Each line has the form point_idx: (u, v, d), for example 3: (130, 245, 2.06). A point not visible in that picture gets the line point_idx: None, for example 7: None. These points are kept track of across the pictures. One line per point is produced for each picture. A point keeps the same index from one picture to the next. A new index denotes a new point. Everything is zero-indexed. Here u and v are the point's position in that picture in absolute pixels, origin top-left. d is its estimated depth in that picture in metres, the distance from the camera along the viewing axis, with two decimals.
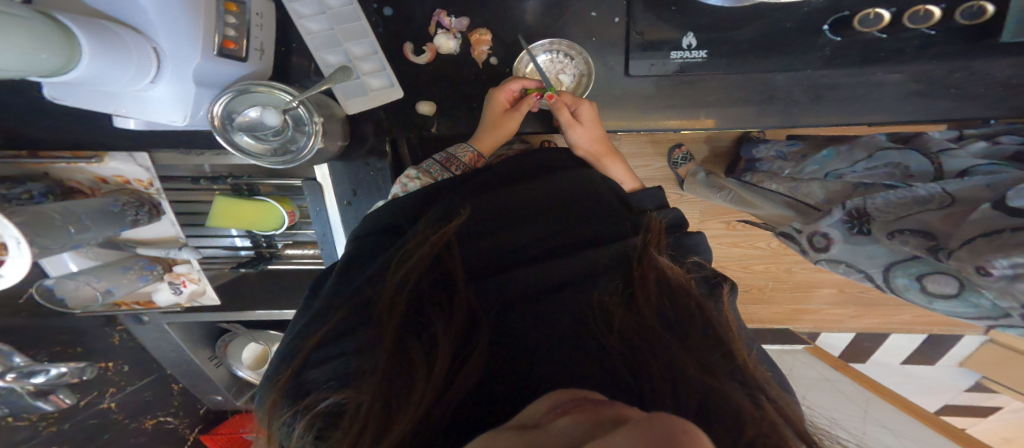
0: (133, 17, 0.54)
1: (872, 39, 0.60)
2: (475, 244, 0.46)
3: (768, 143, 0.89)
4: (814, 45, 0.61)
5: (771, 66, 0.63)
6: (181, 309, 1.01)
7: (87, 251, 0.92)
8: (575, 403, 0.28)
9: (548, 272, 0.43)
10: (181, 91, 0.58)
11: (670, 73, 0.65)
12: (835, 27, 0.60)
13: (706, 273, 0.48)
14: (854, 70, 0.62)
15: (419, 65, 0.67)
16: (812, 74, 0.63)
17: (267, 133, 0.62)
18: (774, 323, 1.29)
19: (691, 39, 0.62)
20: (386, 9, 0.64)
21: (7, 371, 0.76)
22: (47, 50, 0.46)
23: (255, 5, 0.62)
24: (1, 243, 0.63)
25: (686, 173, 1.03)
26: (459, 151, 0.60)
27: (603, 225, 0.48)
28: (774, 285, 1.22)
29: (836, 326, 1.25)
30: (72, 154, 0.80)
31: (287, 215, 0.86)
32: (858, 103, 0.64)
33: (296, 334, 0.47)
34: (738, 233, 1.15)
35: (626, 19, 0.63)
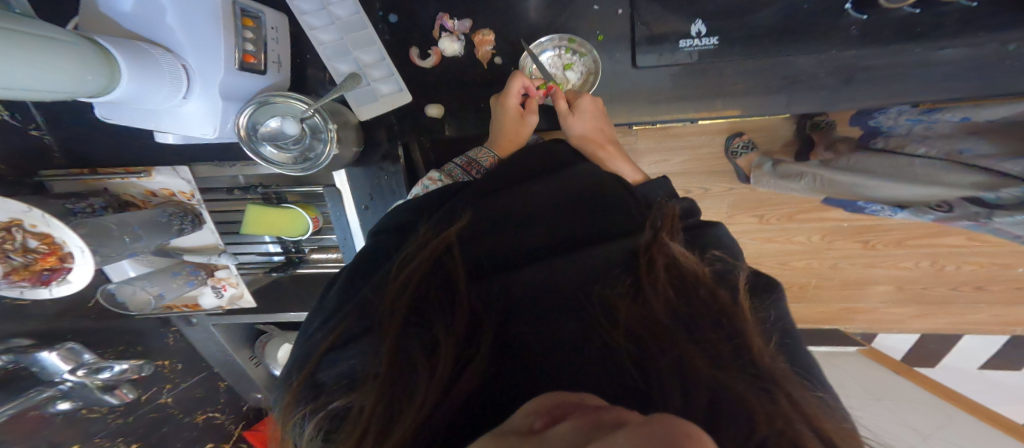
0: (162, 36, 0.57)
1: (904, 14, 0.54)
2: (477, 245, 0.46)
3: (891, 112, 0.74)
4: (837, 26, 0.56)
5: (793, 49, 0.58)
6: (223, 311, 1.06)
7: (143, 258, 0.98)
8: (573, 404, 0.27)
9: (551, 271, 0.41)
10: (210, 105, 0.61)
11: (683, 62, 0.61)
12: (859, 6, 0.54)
13: (723, 265, 0.44)
14: (886, 51, 0.57)
15: (425, 69, 0.67)
16: (843, 55, 0.58)
17: (287, 142, 0.65)
18: (820, 323, 1.20)
19: (700, 26, 0.58)
20: (391, 16, 0.65)
21: (79, 367, 0.85)
22: (92, 71, 0.50)
23: (270, 19, 0.65)
24: (64, 251, 0.68)
25: (749, 164, 0.95)
26: (480, 156, 0.61)
27: (609, 220, 0.47)
28: (816, 283, 1.14)
29: (896, 327, 1.14)
30: (126, 169, 0.87)
31: (312, 222, 0.89)
32: (894, 83, 0.58)
33: (310, 339, 0.48)
34: (773, 227, 1.08)
35: (631, 11, 0.60)
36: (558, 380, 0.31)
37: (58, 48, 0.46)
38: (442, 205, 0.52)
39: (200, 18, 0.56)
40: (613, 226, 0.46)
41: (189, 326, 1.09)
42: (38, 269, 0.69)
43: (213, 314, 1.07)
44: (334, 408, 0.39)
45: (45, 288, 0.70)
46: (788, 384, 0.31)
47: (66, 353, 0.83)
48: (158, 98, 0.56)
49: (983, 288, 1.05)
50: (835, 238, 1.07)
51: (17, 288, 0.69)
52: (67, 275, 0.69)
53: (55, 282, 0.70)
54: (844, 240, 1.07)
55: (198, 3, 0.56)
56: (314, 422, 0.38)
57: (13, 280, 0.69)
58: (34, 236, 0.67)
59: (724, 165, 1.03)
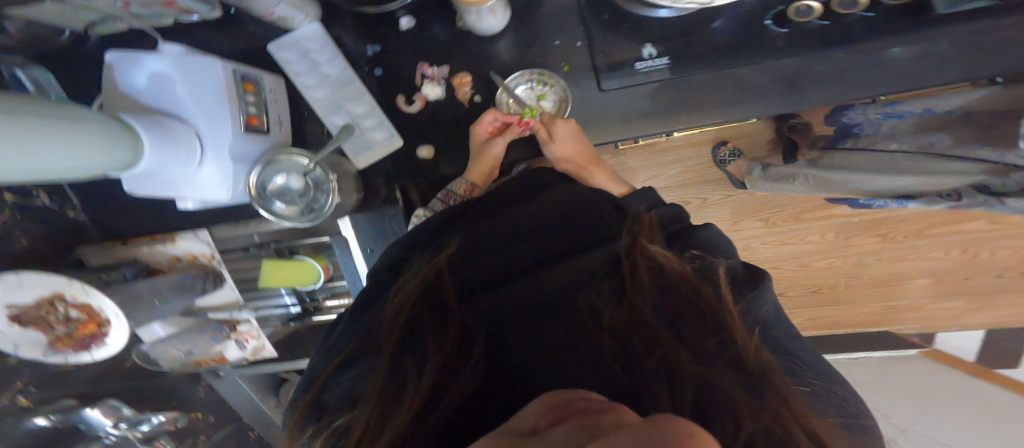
0: (176, 108, 0.62)
1: (816, 27, 0.56)
2: (468, 265, 0.47)
3: (860, 108, 0.79)
4: (793, 29, 0.57)
5: (748, 60, 0.59)
6: (248, 362, 1.07)
7: (172, 319, 0.94)
8: (569, 408, 0.29)
9: (541, 282, 0.43)
10: (222, 169, 0.64)
11: (643, 83, 0.62)
12: (777, 21, 0.57)
13: (703, 263, 0.46)
14: (833, 55, 0.57)
15: (412, 114, 0.71)
16: (815, 59, 0.58)
17: (293, 196, 0.68)
18: (869, 327, 1.24)
19: (651, 49, 0.61)
20: (376, 70, 0.71)
21: (121, 421, 0.91)
22: (120, 147, 0.55)
23: (268, 83, 0.70)
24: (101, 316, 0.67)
25: (739, 169, 1.05)
26: (455, 186, 0.65)
27: (594, 227, 0.48)
28: (846, 283, 1.20)
29: (922, 319, 1.21)
30: (153, 237, 0.91)
31: (322, 270, 0.93)
32: (867, 77, 0.57)
33: (312, 365, 0.50)
34: (775, 230, 1.17)
35: (588, 42, 0.64)
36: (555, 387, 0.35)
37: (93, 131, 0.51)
38: (434, 228, 0.54)
39: (209, 90, 0.61)
40: (600, 233, 0.47)
41: (217, 378, 1.11)
42: (80, 336, 0.69)
43: (239, 364, 1.08)
44: (343, 426, 0.41)
45: (87, 353, 0.70)
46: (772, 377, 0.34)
47: (109, 410, 0.88)
48: (177, 165, 0.61)
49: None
50: (850, 234, 1.15)
51: (62, 355, 0.70)
52: (105, 339, 0.70)
53: (96, 347, 0.70)
54: (861, 235, 1.15)
55: (205, 76, 0.61)
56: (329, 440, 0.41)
57: (57, 348, 0.70)
58: (75, 308, 0.67)
59: (715, 174, 1.13)
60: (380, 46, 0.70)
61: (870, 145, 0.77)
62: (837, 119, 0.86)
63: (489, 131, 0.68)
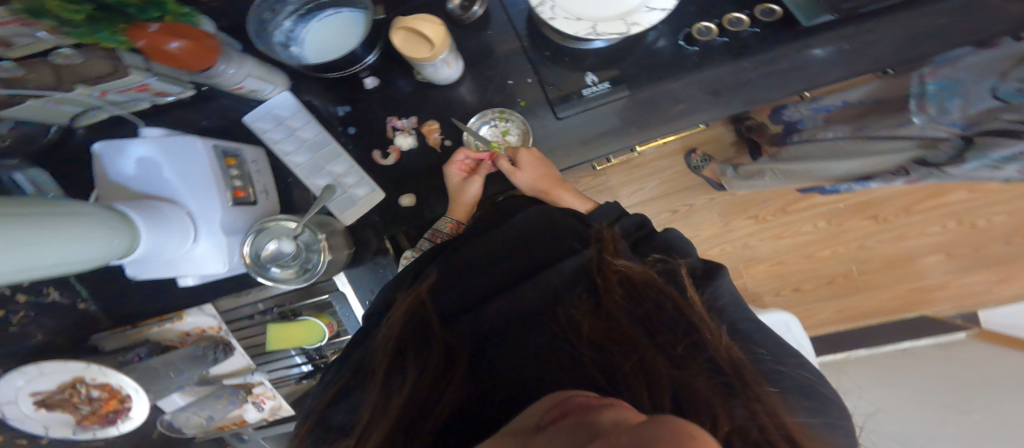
0: (164, 191, 0.64)
1: (720, 43, 0.62)
2: (454, 291, 0.51)
3: (795, 106, 0.94)
4: (723, 39, 0.62)
5: (697, 67, 0.62)
6: (268, 422, 1.09)
7: (188, 389, 1.00)
8: (562, 410, 0.33)
9: (521, 298, 0.47)
10: (216, 244, 0.66)
11: (591, 107, 0.64)
12: (687, 41, 0.62)
13: (665, 265, 0.50)
14: (769, 57, 0.61)
15: (389, 166, 0.73)
16: (751, 60, 0.62)
17: (287, 260, 0.69)
18: (900, 313, 1.21)
19: (592, 76, 0.64)
20: (350, 128, 0.73)
21: None
22: (119, 236, 0.56)
23: (250, 155, 0.72)
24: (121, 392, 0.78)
25: (712, 172, 1.09)
26: (441, 224, 0.68)
27: (564, 241, 0.53)
28: (860, 269, 1.19)
29: (954, 292, 1.19)
30: (160, 317, 0.92)
31: (328, 329, 0.91)
32: (800, 75, 0.62)
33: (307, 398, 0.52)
34: (771, 224, 1.18)
35: (537, 78, 0.67)
36: (544, 391, 0.39)
37: (89, 222, 0.52)
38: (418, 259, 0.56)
39: (194, 168, 0.64)
40: (569, 246, 0.52)
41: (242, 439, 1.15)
42: (104, 412, 0.81)
43: (260, 425, 1.11)
44: None
45: (113, 427, 0.82)
46: (743, 372, 0.40)
47: None
48: (173, 246, 0.62)
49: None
50: (842, 220, 1.17)
51: (92, 430, 0.81)
52: (128, 411, 0.81)
53: (120, 418, 0.81)
54: (853, 220, 1.17)
55: (189, 156, 0.63)
56: None
57: (85, 425, 0.81)
58: (95, 386, 0.79)
59: (695, 178, 1.16)
60: (350, 106, 0.73)
61: (815, 136, 0.85)
62: (780, 116, 0.99)
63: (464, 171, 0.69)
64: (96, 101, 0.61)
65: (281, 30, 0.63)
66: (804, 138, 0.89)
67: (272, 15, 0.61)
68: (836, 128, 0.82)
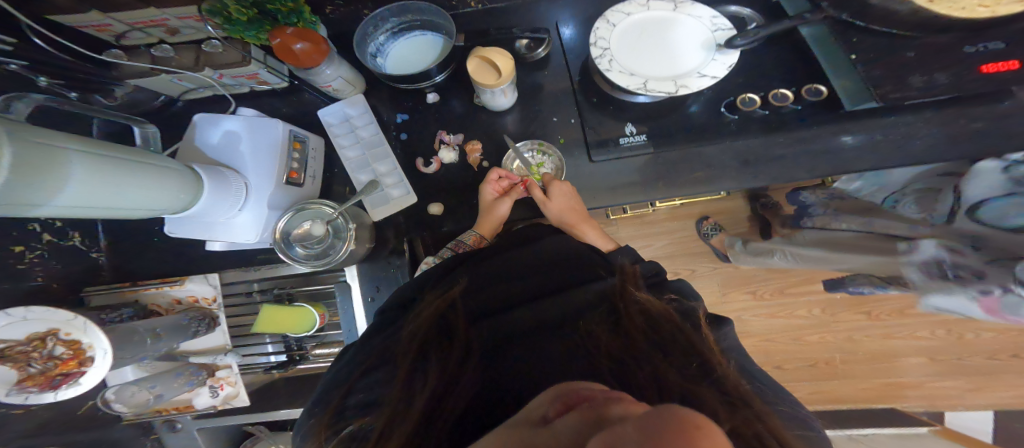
0: (235, 161, 0.73)
1: (760, 115, 0.69)
2: (471, 302, 0.51)
3: (811, 192, 0.99)
4: (744, 121, 0.69)
5: (718, 137, 0.70)
6: (214, 412, 0.99)
7: (147, 362, 0.95)
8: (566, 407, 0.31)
9: (538, 316, 0.47)
10: (257, 216, 0.73)
11: (626, 156, 0.72)
12: (729, 109, 0.70)
13: (682, 304, 0.50)
14: (780, 140, 0.68)
15: (428, 174, 0.80)
16: (769, 140, 0.68)
17: (311, 242, 0.75)
18: (871, 403, 1.18)
19: (631, 127, 0.72)
20: (402, 135, 0.82)
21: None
22: (187, 193, 0.63)
23: (313, 143, 0.80)
24: (84, 354, 0.71)
25: (721, 241, 1.16)
26: (465, 237, 0.73)
27: (585, 271, 0.53)
28: (842, 357, 1.19)
29: (954, 403, 1.17)
30: (162, 280, 0.94)
31: (318, 318, 0.93)
32: (817, 157, 0.67)
33: (325, 385, 0.53)
34: (768, 302, 1.21)
35: (580, 120, 0.75)
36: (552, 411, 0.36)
37: (169, 177, 0.60)
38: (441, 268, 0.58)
39: (266, 148, 0.73)
40: (590, 275, 0.53)
41: (170, 432, 1.02)
42: (52, 375, 0.70)
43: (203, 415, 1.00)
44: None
45: (51, 393, 0.70)
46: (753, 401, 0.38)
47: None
48: (222, 209, 0.69)
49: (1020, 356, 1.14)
50: (836, 310, 1.19)
51: (24, 395, 0.69)
52: (78, 379, 0.70)
53: (64, 386, 0.70)
54: (846, 313, 1.18)
55: (266, 135, 0.73)
56: None
57: (24, 387, 0.70)
58: (62, 344, 0.70)
59: (701, 246, 1.22)
60: (407, 116, 0.82)
61: (827, 225, 0.93)
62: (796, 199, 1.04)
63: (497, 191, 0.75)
64: (212, 82, 0.73)
65: (375, 43, 0.75)
66: (817, 224, 0.96)
67: (372, 29, 0.73)
68: (852, 221, 0.88)
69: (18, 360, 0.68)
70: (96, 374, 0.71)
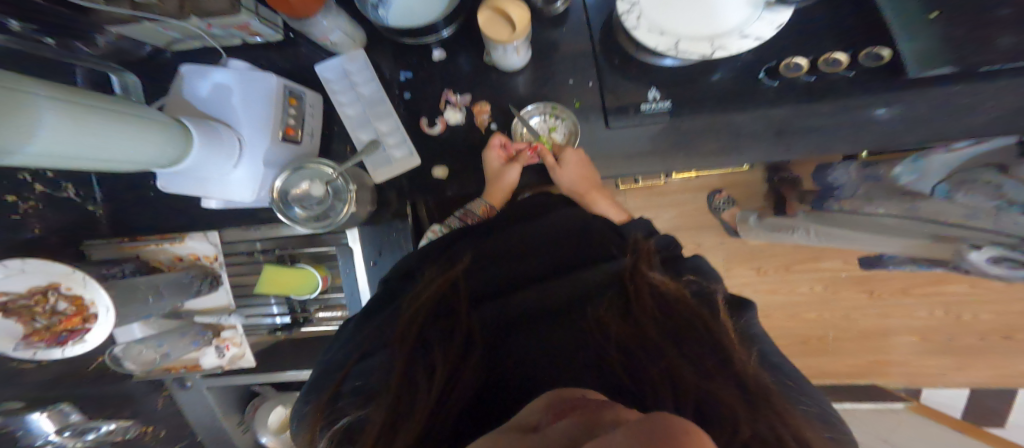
0: (227, 115, 0.69)
1: (803, 82, 0.61)
2: (476, 278, 0.50)
3: (842, 168, 0.88)
4: (772, 90, 0.63)
5: (743, 107, 0.65)
6: (222, 372, 1.00)
7: (153, 320, 0.98)
8: (569, 404, 0.29)
9: (546, 295, 0.46)
10: (253, 173, 0.70)
11: (647, 123, 0.67)
12: (769, 75, 0.62)
13: (699, 287, 0.47)
14: (819, 111, 0.63)
15: (433, 136, 0.77)
16: (798, 113, 0.64)
17: (311, 203, 0.71)
18: (854, 379, 1.25)
19: (654, 92, 0.65)
20: (405, 93, 0.78)
21: (65, 428, 0.87)
22: (174, 146, 0.60)
23: (310, 99, 0.76)
24: (90, 312, 0.70)
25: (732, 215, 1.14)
26: (475, 207, 0.70)
27: (596, 249, 0.52)
28: (835, 334, 1.23)
29: (939, 381, 1.22)
30: (161, 236, 0.94)
31: (322, 281, 0.92)
32: (843, 132, 0.64)
33: (325, 362, 0.52)
34: (771, 278, 1.21)
35: (598, 82, 0.71)
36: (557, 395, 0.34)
37: (153, 127, 0.57)
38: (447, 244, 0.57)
39: (258, 100, 0.69)
40: (601, 254, 0.51)
41: (180, 390, 1.01)
42: (58, 330, 0.70)
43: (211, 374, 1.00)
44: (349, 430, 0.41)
45: (59, 348, 0.71)
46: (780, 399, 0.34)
47: (54, 415, 0.86)
48: (215, 164, 0.66)
49: (1011, 336, 1.16)
50: (839, 288, 1.19)
51: (32, 350, 0.70)
52: (84, 335, 0.70)
53: (71, 342, 0.70)
54: (848, 290, 1.19)
55: (258, 87, 0.69)
56: None
57: (31, 341, 0.71)
58: (65, 299, 0.70)
59: (711, 219, 1.20)
60: (411, 73, 0.77)
61: (858, 208, 0.86)
62: (824, 176, 0.94)
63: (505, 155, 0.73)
64: (198, 31, 0.67)
65: None
66: (845, 207, 0.89)
67: None
68: (888, 205, 0.80)
69: (24, 314, 0.70)
70: (102, 331, 0.71)
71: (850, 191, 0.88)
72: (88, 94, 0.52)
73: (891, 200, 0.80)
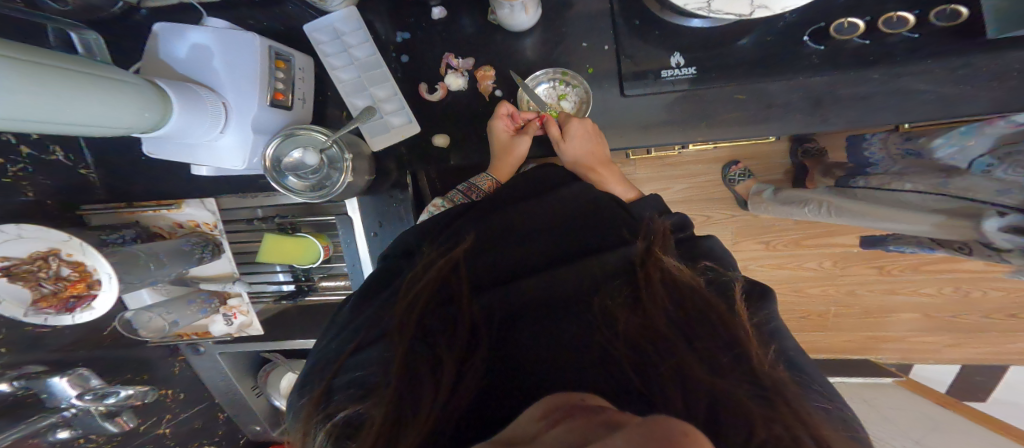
0: (209, 78, 0.65)
1: (856, 46, 0.57)
2: (480, 262, 0.48)
3: (880, 143, 0.85)
4: (799, 55, 0.58)
5: (766, 74, 0.60)
6: (231, 339, 1.04)
7: (161, 286, 0.97)
8: (569, 410, 0.28)
9: (552, 282, 0.44)
10: (243, 139, 0.66)
11: (666, 91, 0.64)
12: (815, 38, 0.57)
13: (715, 275, 0.47)
14: (868, 76, 0.58)
15: (432, 102, 0.73)
16: (825, 81, 0.59)
17: (306, 172, 0.68)
18: (848, 354, 1.28)
19: (678, 58, 0.61)
20: (403, 57, 0.73)
21: (86, 392, 0.82)
22: (150, 110, 0.56)
23: (300, 61, 0.71)
24: (93, 277, 0.69)
25: (746, 189, 1.09)
26: (480, 181, 0.67)
27: (603, 234, 0.50)
28: (836, 311, 1.24)
29: (932, 357, 1.23)
30: (158, 202, 0.91)
31: (322, 250, 0.91)
32: (874, 104, 0.59)
33: (327, 346, 0.51)
34: (779, 253, 1.21)
35: (615, 46, 0.65)
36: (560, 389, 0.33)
37: (124, 89, 0.52)
38: (451, 226, 0.56)
39: (241, 62, 0.64)
40: (609, 239, 0.49)
41: (195, 355, 1.05)
42: (65, 296, 0.69)
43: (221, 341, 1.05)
44: (348, 415, 0.40)
45: (68, 315, 0.70)
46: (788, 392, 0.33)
47: (76, 379, 0.81)
48: (200, 131, 0.62)
49: (1013, 316, 1.17)
50: (847, 264, 1.19)
51: (43, 316, 0.69)
52: (92, 302, 0.70)
53: (79, 309, 0.70)
54: (857, 266, 1.19)
55: (241, 48, 0.63)
56: (329, 429, 0.40)
57: (40, 307, 0.69)
58: (68, 265, 0.68)
59: (723, 191, 1.17)
60: (409, 34, 0.72)
61: (884, 184, 0.80)
62: (858, 153, 0.90)
63: (512, 126, 0.69)
64: None
65: None
66: (871, 184, 0.83)
67: None
68: (915, 181, 0.75)
69: (28, 278, 0.67)
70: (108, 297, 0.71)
71: (884, 167, 0.85)
72: (52, 54, 0.48)
73: (922, 175, 0.75)
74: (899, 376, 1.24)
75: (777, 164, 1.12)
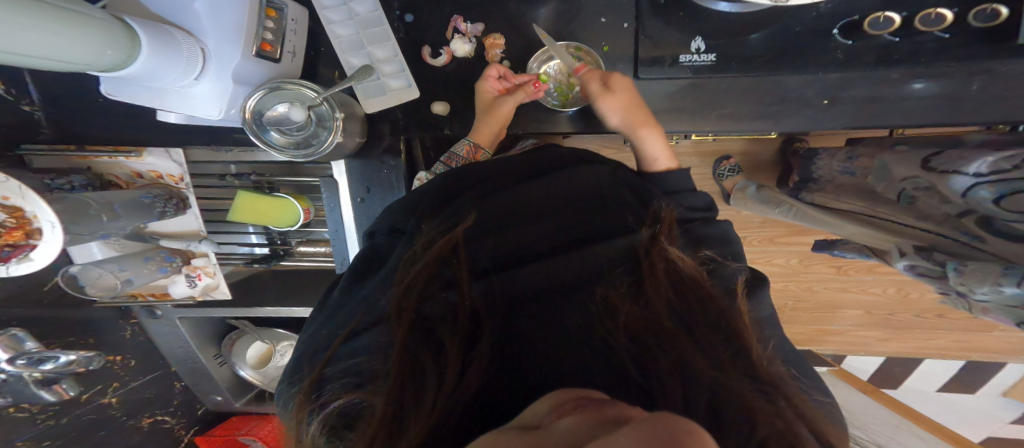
0: (186, 21, 0.59)
1: (884, 42, 0.57)
2: (480, 245, 0.48)
3: (828, 157, 0.89)
4: (825, 49, 0.59)
5: (777, 69, 0.62)
6: (193, 302, 0.99)
7: (114, 241, 0.93)
8: (575, 404, 0.28)
9: (556, 269, 0.44)
10: (221, 90, 0.61)
11: (680, 77, 0.64)
12: (845, 32, 0.57)
13: (717, 265, 0.50)
14: (889, 74, 0.60)
15: (435, 67, 0.70)
16: (825, 78, 0.62)
17: (291, 128, 0.64)
18: (796, 345, 1.40)
19: (700, 43, 0.61)
20: (407, 16, 0.69)
21: (18, 356, 0.74)
22: (114, 48, 0.50)
23: (292, 12, 0.66)
24: (34, 226, 0.63)
25: (732, 185, 1.13)
26: (458, 147, 0.68)
27: (605, 222, 0.50)
28: (793, 305, 1.34)
29: (865, 349, 1.36)
30: (114, 148, 0.84)
31: (302, 212, 0.86)
32: (871, 105, 0.63)
33: (318, 332, 0.50)
34: (752, 249, 1.27)
35: (635, 25, 0.64)
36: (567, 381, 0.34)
37: (85, 21, 0.46)
38: (449, 206, 0.55)
39: (225, 5, 0.59)
40: (611, 226, 0.50)
41: (150, 319, 1.01)
42: None
43: (181, 304, 0.99)
44: (343, 404, 0.40)
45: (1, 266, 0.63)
46: (782, 387, 0.35)
47: (8, 341, 0.74)
48: (170, 77, 0.56)
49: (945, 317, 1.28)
50: (812, 263, 1.26)
51: None
52: (31, 253, 0.64)
53: (15, 259, 0.63)
54: (820, 264, 1.26)
55: None
56: (325, 418, 0.39)
57: None
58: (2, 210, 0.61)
59: (708, 185, 1.21)
60: None
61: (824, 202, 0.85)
62: (809, 165, 0.96)
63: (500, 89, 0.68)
64: None
65: None
66: (817, 201, 0.88)
67: None
68: (851, 202, 0.79)
69: None
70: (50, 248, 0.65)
71: (826, 181, 0.90)
72: None
73: (857, 196, 0.78)
74: (833, 365, 1.39)
75: (762, 160, 1.16)
